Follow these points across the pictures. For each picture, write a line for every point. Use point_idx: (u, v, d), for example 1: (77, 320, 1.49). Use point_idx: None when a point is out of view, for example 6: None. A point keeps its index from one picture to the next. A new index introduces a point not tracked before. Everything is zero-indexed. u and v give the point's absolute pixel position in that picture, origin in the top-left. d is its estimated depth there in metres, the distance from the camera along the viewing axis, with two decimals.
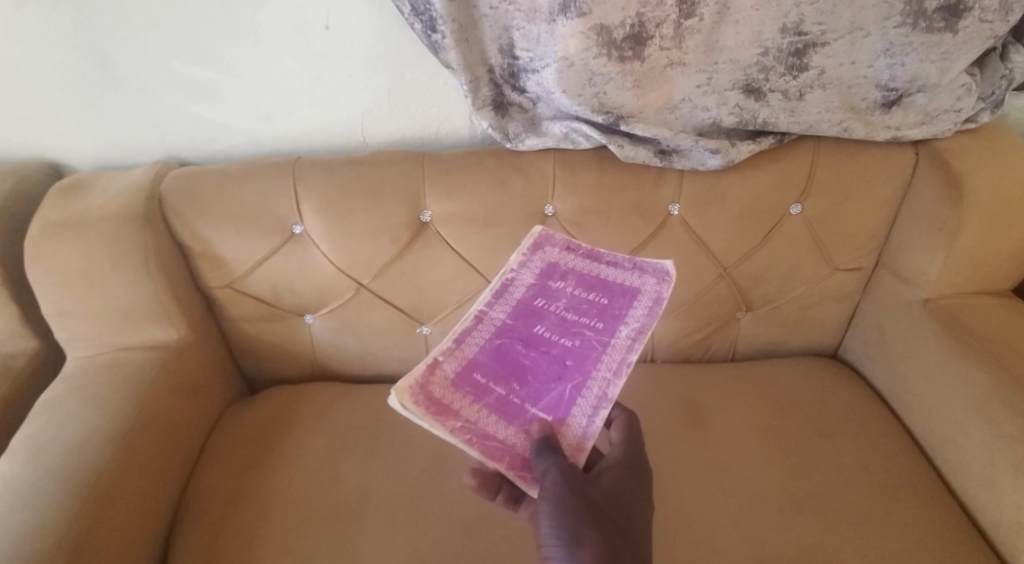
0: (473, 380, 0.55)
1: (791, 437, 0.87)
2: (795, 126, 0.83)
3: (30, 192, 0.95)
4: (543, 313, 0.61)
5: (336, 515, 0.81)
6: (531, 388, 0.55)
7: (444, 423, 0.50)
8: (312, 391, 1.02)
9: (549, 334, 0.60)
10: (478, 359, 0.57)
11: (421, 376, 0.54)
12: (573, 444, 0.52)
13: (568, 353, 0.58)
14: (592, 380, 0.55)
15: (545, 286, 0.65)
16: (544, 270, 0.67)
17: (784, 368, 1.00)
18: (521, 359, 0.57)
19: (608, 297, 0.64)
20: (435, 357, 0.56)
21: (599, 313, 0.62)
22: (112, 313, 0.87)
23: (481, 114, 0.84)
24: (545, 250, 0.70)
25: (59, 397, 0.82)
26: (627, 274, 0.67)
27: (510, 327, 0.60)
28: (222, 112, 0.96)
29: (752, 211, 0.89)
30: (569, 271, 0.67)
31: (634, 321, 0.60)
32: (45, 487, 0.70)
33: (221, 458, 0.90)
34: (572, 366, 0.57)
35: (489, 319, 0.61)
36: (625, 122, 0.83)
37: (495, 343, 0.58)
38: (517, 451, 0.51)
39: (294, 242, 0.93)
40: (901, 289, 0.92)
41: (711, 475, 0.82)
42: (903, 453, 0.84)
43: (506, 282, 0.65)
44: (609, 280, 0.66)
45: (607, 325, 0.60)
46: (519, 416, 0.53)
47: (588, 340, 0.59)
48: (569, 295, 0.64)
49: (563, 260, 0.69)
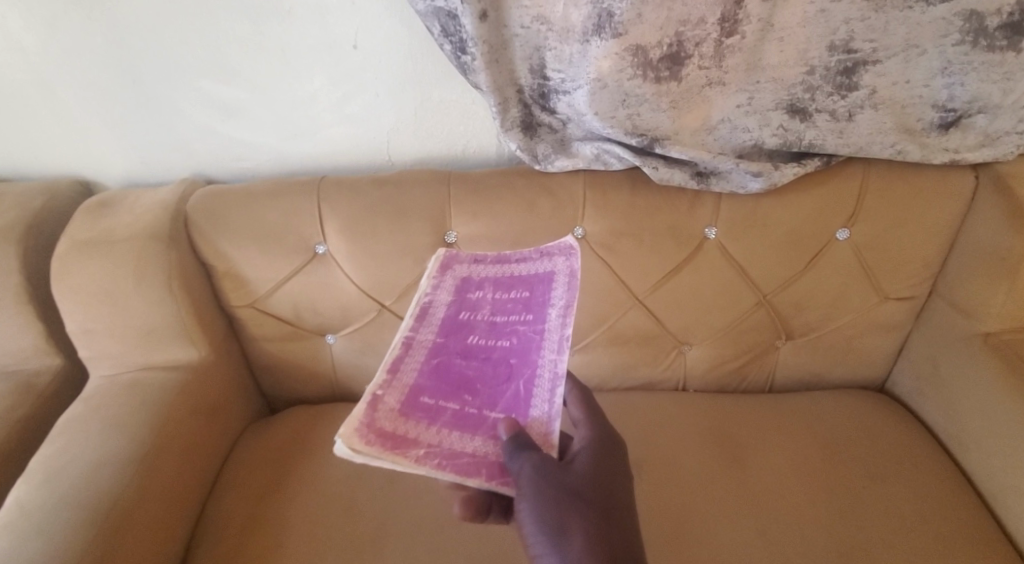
0: (421, 403, 0.50)
1: (837, 477, 0.81)
2: (843, 149, 0.78)
3: (60, 210, 0.95)
4: (471, 323, 0.57)
5: (353, 546, 0.78)
6: (483, 396, 0.52)
7: (406, 456, 0.45)
8: (333, 413, 1.00)
9: (483, 340, 0.56)
10: (420, 383, 0.52)
11: (365, 416, 0.48)
12: (541, 435, 0.48)
13: (509, 351, 0.54)
14: (541, 366, 0.52)
15: (464, 299, 0.61)
16: (459, 285, 0.63)
17: (828, 402, 0.94)
18: (464, 371, 0.53)
19: (528, 289, 0.61)
20: (372, 394, 0.50)
21: (524, 306, 0.59)
22: (135, 333, 0.86)
23: (510, 136, 0.82)
24: (454, 269, 0.65)
25: (80, 416, 0.81)
26: (536, 263, 0.65)
27: (442, 345, 0.55)
28: (248, 130, 0.95)
29: (795, 235, 0.85)
30: (484, 279, 0.63)
31: (559, 301, 0.58)
32: (61, 513, 0.68)
33: (239, 481, 0.88)
34: (517, 363, 0.54)
35: (419, 342, 0.56)
36: (661, 144, 0.79)
37: (432, 363, 0.54)
38: (490, 460, 0.47)
39: (318, 261, 0.91)
40: (957, 322, 0.86)
41: (749, 518, 0.77)
42: (961, 499, 0.78)
43: (423, 306, 0.60)
44: (522, 274, 0.63)
45: (537, 314, 0.57)
46: (482, 425, 0.49)
47: (523, 334, 0.56)
48: (488, 299, 0.60)
49: (477, 272, 0.64)
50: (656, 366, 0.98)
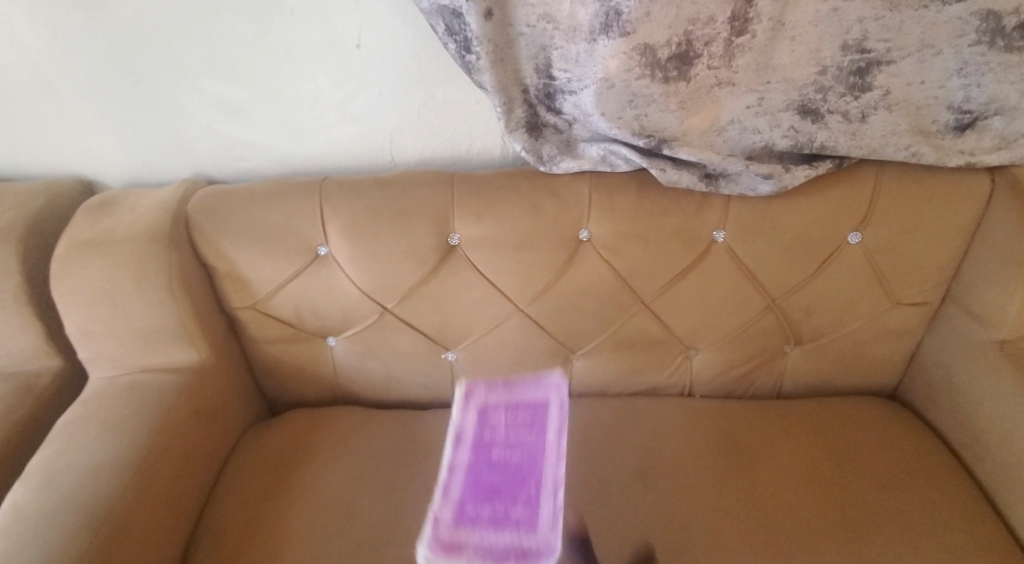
0: (467, 514, 0.64)
1: (848, 487, 0.79)
2: (856, 150, 0.76)
3: (61, 210, 0.94)
4: (493, 442, 0.74)
5: (353, 552, 0.76)
6: (509, 497, 0.66)
7: (464, 556, 0.59)
8: (335, 415, 0.98)
9: (503, 454, 0.72)
10: (462, 496, 0.67)
11: (433, 534, 0.62)
12: (546, 523, 0.62)
13: (524, 457, 0.71)
14: (545, 473, 0.68)
15: (484, 423, 0.78)
16: (479, 412, 0.80)
17: (838, 409, 0.92)
18: (493, 481, 0.68)
19: (531, 408, 0.80)
20: (432, 516, 0.64)
21: (529, 422, 0.77)
22: (134, 334, 0.85)
23: (514, 136, 0.80)
24: (475, 396, 0.84)
25: (78, 419, 0.80)
26: (529, 389, 0.84)
27: (474, 465, 0.71)
28: (250, 130, 0.94)
29: (805, 239, 0.83)
30: (496, 405, 0.81)
31: (555, 424, 0.76)
32: (57, 517, 0.67)
33: (239, 485, 0.87)
34: (529, 467, 0.69)
35: (457, 465, 0.71)
36: (668, 145, 0.78)
37: (470, 481, 0.69)
38: (521, 545, 0.59)
39: (320, 263, 0.90)
40: (971, 328, 0.84)
41: (758, 528, 0.75)
42: (977, 511, 0.76)
43: (457, 433, 0.76)
44: (524, 399, 0.81)
45: (538, 436, 0.74)
46: (512, 524, 0.62)
47: (530, 449, 0.72)
48: (503, 420, 0.78)
49: (489, 397, 0.83)
50: (662, 370, 0.97)
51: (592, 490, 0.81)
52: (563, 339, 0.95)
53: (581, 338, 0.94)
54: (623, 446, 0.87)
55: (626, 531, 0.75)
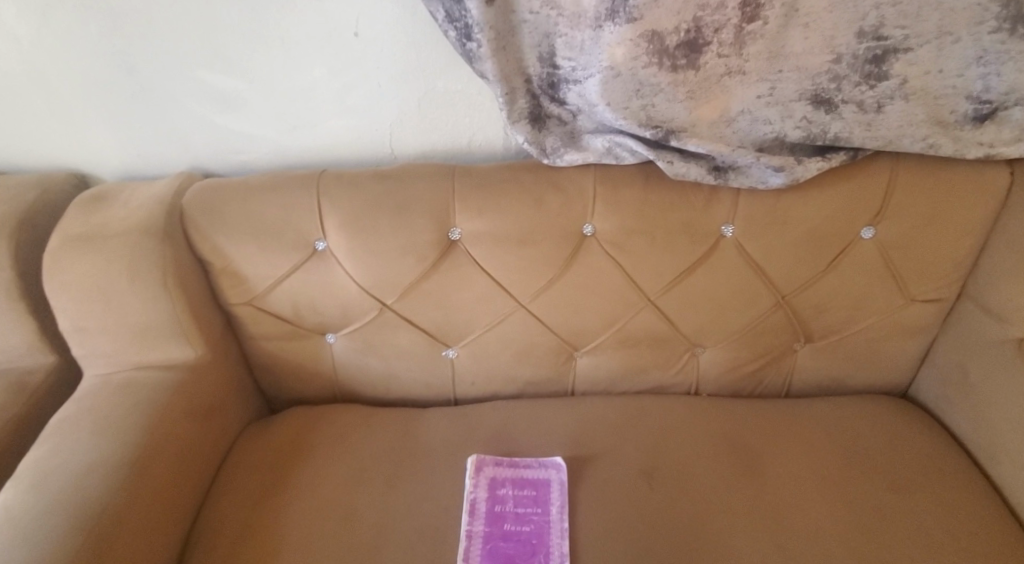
0: None
1: (859, 489, 0.78)
2: (871, 142, 0.74)
3: (55, 204, 0.92)
4: (503, 514, 0.78)
5: (353, 554, 0.74)
6: None
7: None
8: (334, 413, 0.96)
9: (515, 527, 0.77)
10: None
11: None
12: None
13: (532, 533, 0.75)
14: (552, 547, 0.73)
15: (492, 494, 0.81)
16: (488, 479, 0.82)
17: (848, 408, 0.90)
18: (507, 550, 0.74)
19: (535, 487, 0.81)
20: None
21: (534, 502, 0.79)
22: (129, 331, 0.83)
23: (517, 128, 0.78)
24: (482, 459, 0.85)
25: (72, 417, 0.78)
26: (532, 461, 0.85)
27: (490, 533, 0.76)
28: (247, 121, 0.92)
29: (816, 234, 0.81)
30: (503, 470, 0.84)
31: (558, 500, 0.79)
32: (48, 519, 0.65)
33: (237, 484, 0.85)
34: (538, 542, 0.74)
35: (474, 532, 0.76)
36: (676, 137, 0.75)
37: (486, 547, 0.74)
38: None
39: (318, 258, 0.88)
40: (987, 325, 0.82)
41: (768, 531, 0.73)
42: (992, 514, 0.74)
43: (469, 502, 0.80)
44: (528, 472, 0.83)
45: (544, 507, 0.78)
46: None
47: (538, 524, 0.76)
48: (510, 496, 0.80)
49: (498, 472, 0.84)
50: (668, 370, 0.95)
51: (598, 490, 0.80)
52: (566, 336, 0.93)
53: (585, 335, 0.92)
54: (628, 446, 0.86)
55: (632, 533, 0.74)
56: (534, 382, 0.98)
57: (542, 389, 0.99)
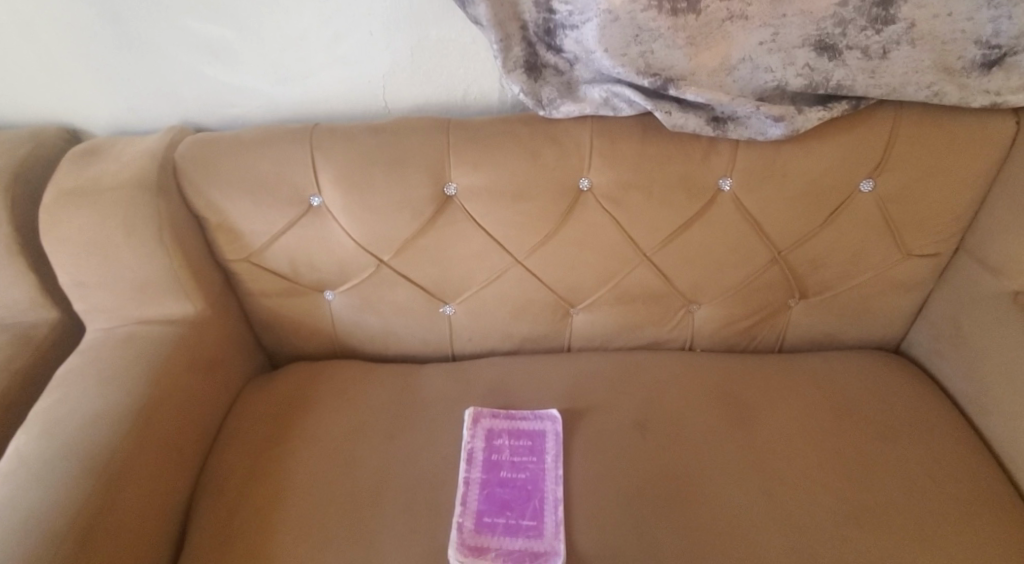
0: (484, 522, 0.73)
1: (847, 438, 0.79)
2: (875, 90, 0.72)
3: (48, 158, 0.91)
4: (500, 462, 0.80)
5: (354, 499, 0.77)
6: (519, 510, 0.75)
7: (485, 558, 0.69)
8: (333, 368, 0.98)
9: (512, 474, 0.79)
10: (479, 507, 0.75)
11: (456, 538, 0.71)
12: (551, 536, 0.71)
13: (527, 479, 0.78)
14: (546, 493, 0.76)
15: (489, 444, 0.82)
16: (485, 430, 0.84)
17: (840, 362, 0.91)
18: (503, 495, 0.76)
19: (530, 438, 0.83)
20: (455, 522, 0.73)
21: (529, 451, 0.81)
22: (128, 285, 0.84)
23: (513, 77, 0.76)
24: (480, 412, 0.87)
25: (77, 369, 0.80)
26: (528, 415, 0.86)
27: (486, 480, 0.78)
28: (237, 73, 0.90)
29: (815, 188, 0.80)
30: (500, 423, 0.85)
31: (553, 450, 0.81)
32: (58, 464, 0.67)
33: (241, 434, 0.87)
34: (533, 489, 0.77)
35: (471, 479, 0.78)
36: (675, 85, 0.73)
37: (483, 492, 0.77)
38: (531, 549, 0.70)
39: (313, 214, 0.88)
40: (983, 279, 0.82)
41: (756, 479, 0.75)
42: (976, 462, 0.76)
43: (466, 451, 0.82)
44: (524, 424, 0.85)
45: (539, 456, 0.80)
46: (522, 529, 0.72)
47: (533, 471, 0.79)
48: (506, 445, 0.82)
49: (495, 424, 0.85)
50: (664, 325, 0.96)
51: (592, 441, 0.82)
52: (563, 292, 0.93)
53: (581, 292, 0.93)
54: (622, 399, 0.87)
55: (624, 480, 0.76)
56: (530, 339, 0.99)
57: (539, 346, 1.00)
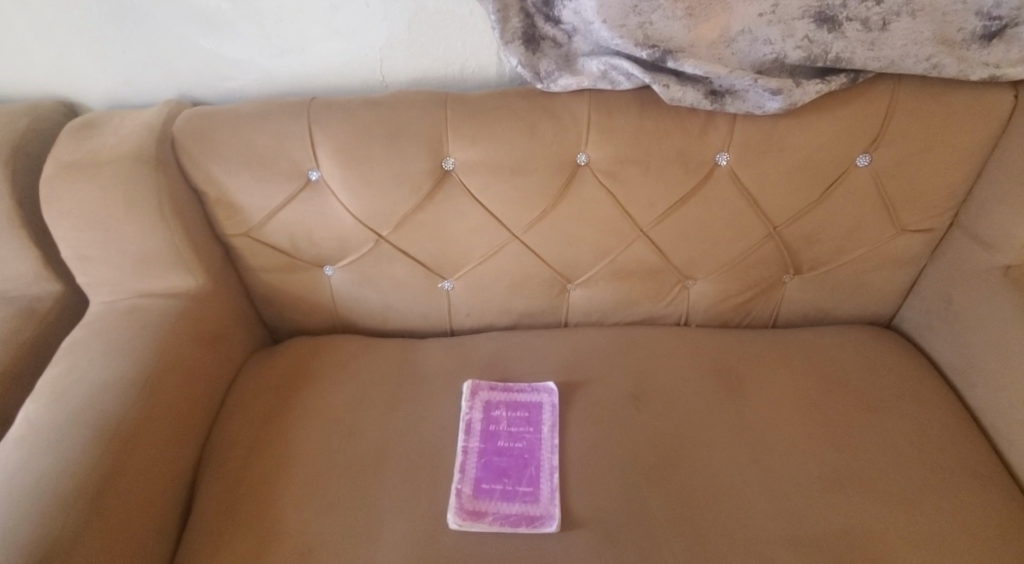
0: (482, 488, 0.75)
1: (837, 409, 0.81)
2: (874, 63, 0.72)
3: (47, 131, 0.91)
4: (497, 432, 0.82)
5: (355, 467, 0.79)
6: (516, 477, 0.77)
7: (483, 521, 0.71)
8: (333, 342, 0.99)
9: (508, 444, 0.81)
10: (477, 475, 0.77)
11: (455, 503, 0.73)
12: (547, 501, 0.73)
13: (523, 448, 0.80)
14: (542, 461, 0.78)
15: (487, 415, 0.84)
16: (483, 402, 0.86)
17: (832, 337, 0.92)
18: (501, 463, 0.78)
19: (527, 409, 0.85)
20: (453, 489, 0.75)
21: (526, 422, 0.83)
22: (130, 259, 0.85)
23: (510, 49, 0.76)
24: (478, 385, 0.88)
25: (82, 341, 0.81)
26: (525, 387, 0.88)
27: (484, 449, 0.80)
28: (233, 46, 0.89)
29: (812, 163, 0.80)
30: (498, 395, 0.87)
31: (549, 421, 0.82)
32: (68, 431, 0.69)
33: (244, 405, 0.89)
34: (529, 457, 0.79)
35: (469, 448, 0.80)
36: (673, 57, 0.73)
37: (481, 461, 0.79)
38: (528, 513, 0.72)
39: (312, 188, 0.88)
40: (976, 254, 0.83)
41: (747, 449, 0.77)
42: (962, 431, 0.77)
43: (465, 421, 0.83)
44: (521, 396, 0.86)
45: (536, 427, 0.82)
46: (519, 494, 0.74)
47: (529, 440, 0.81)
48: (503, 416, 0.84)
49: (493, 395, 0.87)
50: (660, 300, 0.97)
51: (587, 412, 0.83)
52: (560, 268, 0.94)
53: (579, 268, 0.93)
54: (617, 372, 0.89)
55: (617, 449, 0.78)
56: (528, 314, 1.00)
57: (536, 321, 1.02)
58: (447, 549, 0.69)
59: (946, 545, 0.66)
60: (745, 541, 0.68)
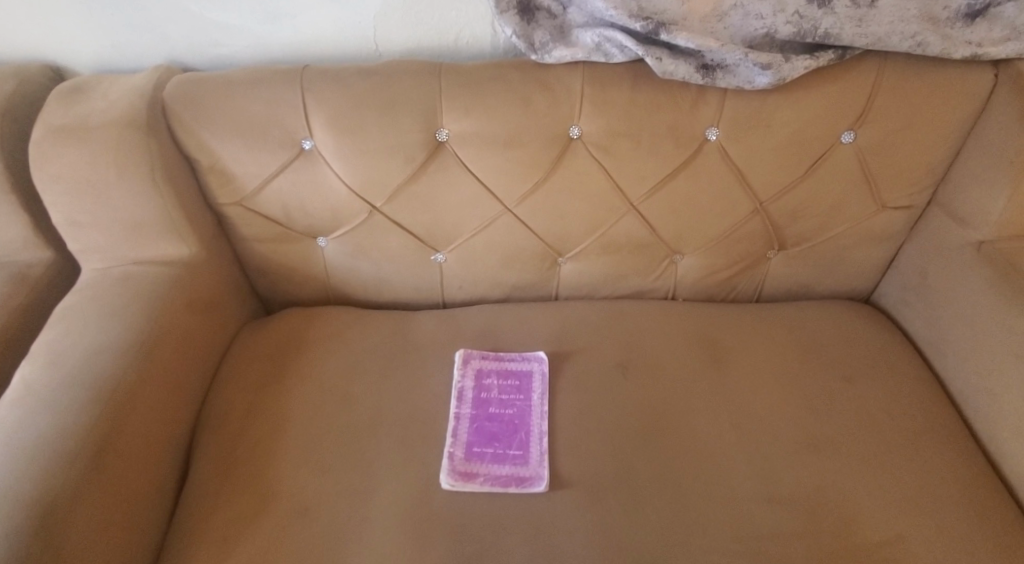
0: (474, 452, 0.78)
1: (814, 378, 0.84)
2: (862, 40, 0.73)
3: (33, 95, 0.90)
4: (489, 400, 0.84)
5: (348, 431, 0.81)
6: (506, 441, 0.79)
7: (474, 481, 0.74)
8: (326, 312, 1.00)
9: (499, 411, 0.83)
10: (468, 439, 0.79)
11: (448, 465, 0.76)
12: (536, 463, 0.76)
13: (514, 415, 0.82)
14: (532, 427, 0.80)
15: (478, 383, 0.87)
16: (475, 371, 0.88)
17: (813, 310, 0.95)
18: (492, 428, 0.81)
19: (518, 378, 0.87)
20: (446, 452, 0.78)
21: (517, 390, 0.85)
22: (123, 225, 0.85)
23: (506, 18, 0.77)
24: (471, 355, 0.90)
25: (75, 306, 0.82)
26: (516, 357, 0.90)
27: (476, 416, 0.83)
28: (225, 11, 0.88)
29: (798, 139, 0.82)
30: (490, 365, 0.89)
31: (539, 389, 0.85)
32: (66, 392, 0.70)
33: (238, 372, 0.90)
34: (519, 423, 0.81)
35: (461, 415, 0.83)
36: (666, 29, 0.74)
37: (473, 426, 0.81)
38: (517, 474, 0.74)
39: (305, 158, 0.88)
40: (952, 231, 0.86)
41: (727, 413, 0.80)
42: (932, 399, 0.81)
43: (457, 390, 0.86)
44: (512, 366, 0.89)
45: (526, 395, 0.85)
46: (509, 457, 0.77)
47: (520, 407, 0.83)
48: (495, 384, 0.86)
49: (485, 365, 0.89)
50: (649, 274, 0.99)
51: (575, 381, 0.86)
52: (551, 241, 0.95)
53: (569, 241, 0.95)
54: (606, 342, 0.91)
55: (604, 415, 0.81)
56: (519, 287, 1.02)
57: (527, 294, 1.04)
58: (440, 508, 0.72)
59: (912, 505, 0.70)
60: (724, 499, 0.71)
